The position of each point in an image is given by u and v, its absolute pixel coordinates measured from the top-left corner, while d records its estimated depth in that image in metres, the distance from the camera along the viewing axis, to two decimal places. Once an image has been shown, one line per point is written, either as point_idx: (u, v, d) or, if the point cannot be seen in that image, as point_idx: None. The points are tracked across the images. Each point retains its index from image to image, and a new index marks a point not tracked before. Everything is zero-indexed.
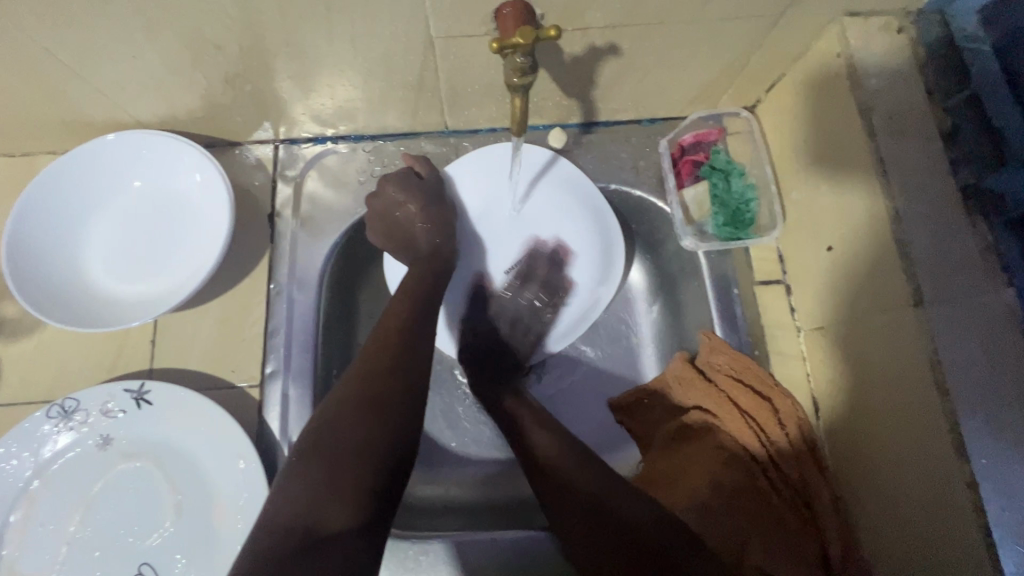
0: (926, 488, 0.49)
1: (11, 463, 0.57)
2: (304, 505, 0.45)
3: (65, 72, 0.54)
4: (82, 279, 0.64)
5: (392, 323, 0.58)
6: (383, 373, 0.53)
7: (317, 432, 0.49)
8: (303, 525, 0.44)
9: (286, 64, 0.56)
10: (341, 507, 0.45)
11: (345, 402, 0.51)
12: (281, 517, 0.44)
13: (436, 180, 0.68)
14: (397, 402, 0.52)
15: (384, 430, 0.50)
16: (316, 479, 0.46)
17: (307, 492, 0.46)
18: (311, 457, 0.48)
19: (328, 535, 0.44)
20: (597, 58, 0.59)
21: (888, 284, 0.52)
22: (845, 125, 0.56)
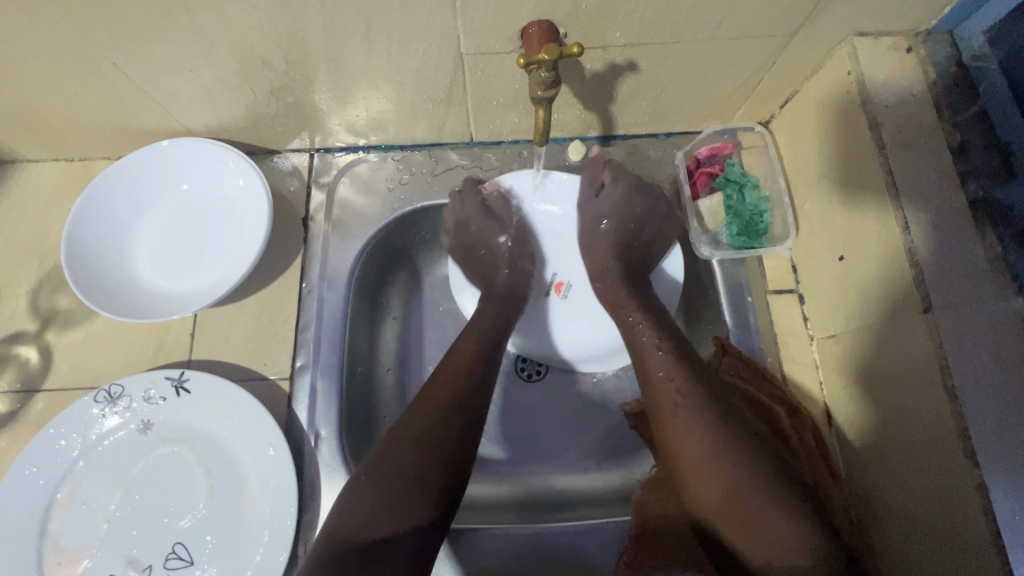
0: (936, 491, 0.50)
1: (60, 443, 0.61)
2: (368, 518, 0.49)
3: (127, 83, 0.59)
4: (131, 274, 0.69)
5: (465, 354, 0.62)
6: (451, 396, 0.57)
7: (388, 449, 0.53)
8: (369, 534, 0.48)
9: (326, 78, 0.61)
10: (401, 520, 0.49)
11: (416, 423, 0.55)
12: (348, 526, 0.49)
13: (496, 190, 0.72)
14: (459, 423, 0.56)
15: (445, 448, 0.54)
16: (380, 494, 0.50)
17: (374, 505, 0.50)
18: (377, 471, 0.52)
19: (385, 545, 0.48)
20: (616, 74, 0.62)
21: (900, 291, 0.54)
22: (857, 138, 0.58)
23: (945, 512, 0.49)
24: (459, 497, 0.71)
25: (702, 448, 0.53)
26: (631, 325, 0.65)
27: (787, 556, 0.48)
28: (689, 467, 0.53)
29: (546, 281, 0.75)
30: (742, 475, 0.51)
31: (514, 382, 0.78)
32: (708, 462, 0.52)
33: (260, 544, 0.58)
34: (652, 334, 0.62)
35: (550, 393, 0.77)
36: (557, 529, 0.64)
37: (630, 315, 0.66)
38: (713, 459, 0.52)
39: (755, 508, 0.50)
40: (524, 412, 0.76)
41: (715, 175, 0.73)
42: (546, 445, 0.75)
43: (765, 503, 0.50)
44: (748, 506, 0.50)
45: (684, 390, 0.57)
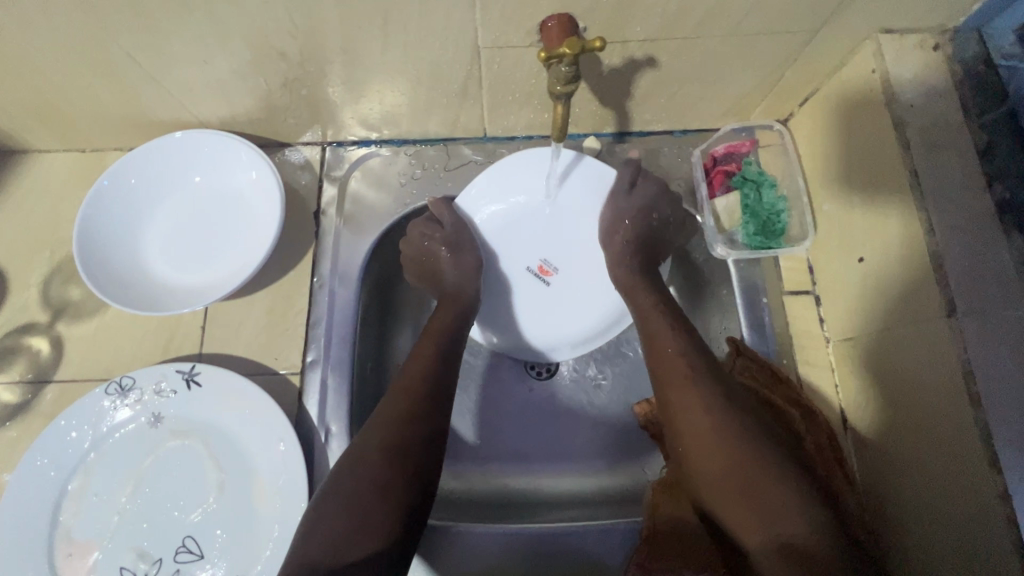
0: (959, 504, 0.49)
1: (72, 435, 0.61)
2: (332, 543, 0.47)
3: (142, 74, 0.59)
4: (143, 266, 0.68)
5: (414, 374, 0.59)
6: (409, 419, 0.55)
7: (349, 470, 0.51)
8: (329, 563, 0.46)
9: (341, 70, 0.60)
10: (365, 544, 0.48)
11: (378, 443, 0.53)
12: (310, 554, 0.46)
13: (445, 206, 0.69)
14: (423, 448, 0.54)
15: (406, 475, 0.52)
16: (343, 517, 0.48)
17: (335, 532, 0.47)
18: (337, 493, 0.50)
19: (350, 565, 0.46)
20: (635, 69, 0.61)
21: (922, 295, 0.53)
22: (880, 138, 0.57)
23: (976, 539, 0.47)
24: (467, 496, 0.71)
25: (705, 414, 0.52)
26: (647, 313, 0.63)
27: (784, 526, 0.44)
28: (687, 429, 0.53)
29: (531, 275, 0.71)
30: (741, 443, 0.49)
31: (523, 380, 0.77)
32: (706, 426, 0.51)
33: (270, 539, 0.58)
34: (662, 313, 0.62)
35: (560, 391, 0.76)
36: (568, 530, 0.63)
37: (641, 297, 0.65)
38: (714, 427, 0.51)
39: (746, 477, 0.47)
40: (533, 411, 0.76)
41: (732, 172, 0.71)
42: (554, 445, 0.74)
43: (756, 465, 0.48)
44: (744, 475, 0.48)
45: (694, 365, 0.56)
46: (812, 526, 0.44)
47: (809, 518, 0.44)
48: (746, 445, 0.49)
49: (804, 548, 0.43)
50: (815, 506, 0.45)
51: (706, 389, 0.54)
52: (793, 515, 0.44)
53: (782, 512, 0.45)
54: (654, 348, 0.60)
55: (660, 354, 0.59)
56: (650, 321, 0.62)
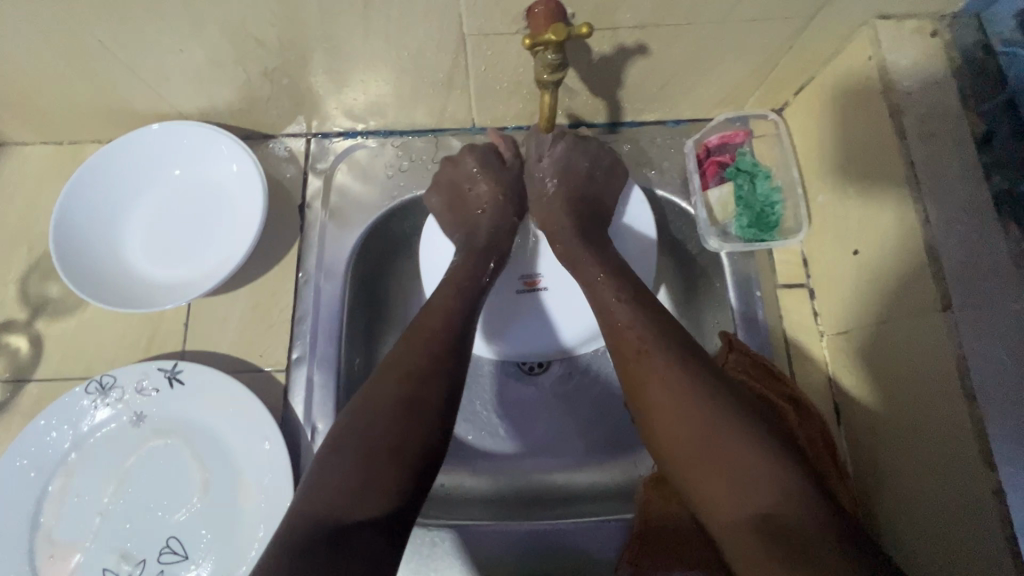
0: (953, 503, 0.48)
1: (51, 435, 0.60)
2: (340, 499, 0.46)
3: (115, 64, 0.57)
4: (123, 262, 0.67)
5: (429, 321, 0.58)
6: (425, 374, 0.54)
7: (358, 427, 0.51)
8: (336, 518, 0.45)
9: (323, 59, 0.58)
10: (374, 502, 0.47)
11: (390, 399, 0.52)
12: (316, 509, 0.46)
13: (471, 153, 0.69)
14: (437, 407, 0.53)
15: (419, 432, 0.51)
16: (352, 467, 0.48)
17: (342, 487, 0.47)
18: (348, 444, 0.49)
19: (357, 523, 0.45)
20: (626, 57, 0.59)
21: (918, 288, 0.52)
22: (876, 128, 0.56)
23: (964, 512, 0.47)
24: (458, 492, 0.70)
25: (667, 392, 0.51)
26: (593, 282, 0.61)
27: (756, 498, 0.44)
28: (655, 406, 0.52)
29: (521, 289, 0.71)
30: (711, 416, 0.49)
31: (515, 376, 0.76)
32: (674, 402, 0.50)
33: (255, 539, 0.57)
34: (608, 283, 0.60)
35: (551, 387, 0.76)
36: (560, 526, 0.62)
37: (590, 271, 0.62)
38: (681, 404, 0.50)
39: (717, 451, 0.47)
40: (523, 406, 0.75)
41: (726, 163, 0.70)
42: (545, 440, 0.73)
43: (725, 439, 0.47)
44: (714, 450, 0.47)
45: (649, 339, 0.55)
46: (790, 502, 0.43)
47: (780, 488, 0.44)
48: (713, 418, 0.48)
49: (777, 517, 0.43)
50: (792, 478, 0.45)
51: (669, 364, 0.52)
52: (768, 489, 0.44)
53: (757, 486, 0.45)
54: (608, 321, 0.58)
55: (615, 328, 0.57)
56: (599, 295, 0.60)
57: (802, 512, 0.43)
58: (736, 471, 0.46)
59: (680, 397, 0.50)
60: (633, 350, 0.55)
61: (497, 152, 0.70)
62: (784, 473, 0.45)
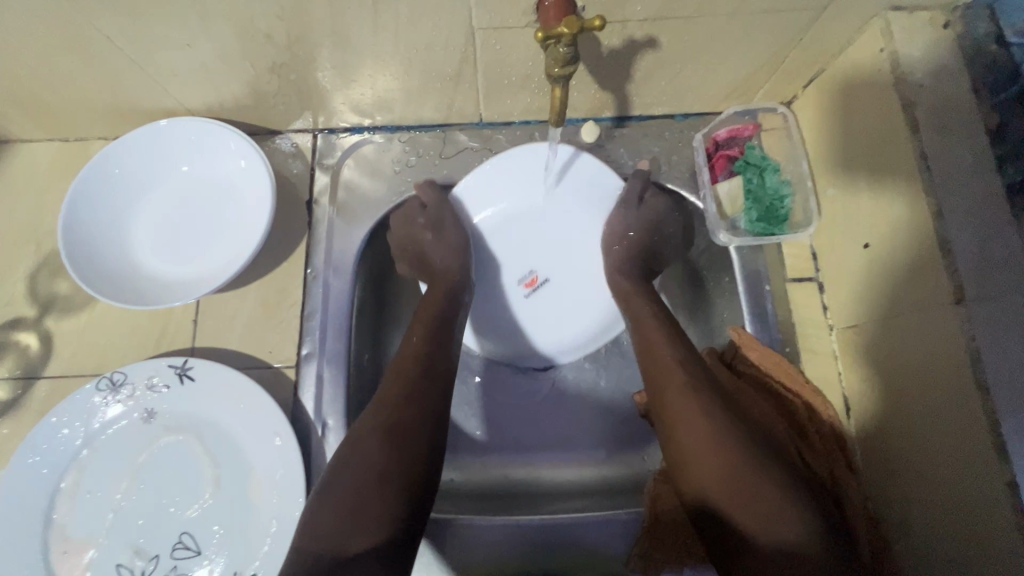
0: (966, 503, 0.48)
1: (63, 432, 0.60)
2: (337, 532, 0.46)
3: (123, 60, 0.57)
4: (132, 258, 0.67)
5: (417, 347, 0.59)
6: (411, 401, 0.55)
7: (347, 457, 0.51)
8: (335, 551, 0.45)
9: (330, 54, 0.58)
10: (366, 536, 0.46)
11: (376, 429, 0.52)
12: (317, 539, 0.45)
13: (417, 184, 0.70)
14: (425, 429, 0.53)
15: (409, 458, 0.51)
16: (346, 504, 0.47)
17: (336, 520, 0.47)
18: (341, 478, 0.49)
19: (354, 555, 0.45)
20: (635, 51, 0.59)
21: (930, 281, 0.52)
22: (887, 121, 0.56)
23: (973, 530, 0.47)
24: (465, 487, 0.70)
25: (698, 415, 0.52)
26: (639, 311, 0.63)
27: (777, 530, 0.44)
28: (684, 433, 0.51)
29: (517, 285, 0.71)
30: (741, 447, 0.49)
31: (523, 371, 0.76)
32: (706, 432, 0.50)
33: (267, 534, 0.57)
34: (652, 317, 0.62)
35: (560, 382, 0.76)
36: (569, 520, 0.62)
37: (627, 288, 0.66)
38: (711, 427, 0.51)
39: (743, 479, 0.47)
40: (532, 401, 0.75)
41: (735, 157, 0.70)
42: (554, 436, 0.74)
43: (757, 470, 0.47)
44: (739, 480, 0.47)
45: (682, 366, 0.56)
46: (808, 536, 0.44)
47: (803, 524, 0.44)
48: (741, 448, 0.49)
49: (797, 552, 0.43)
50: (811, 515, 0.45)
51: (707, 397, 0.53)
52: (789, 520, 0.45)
53: (781, 515, 0.45)
54: (648, 351, 0.59)
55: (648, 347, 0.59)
56: (644, 327, 0.61)
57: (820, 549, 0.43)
58: (762, 501, 0.46)
59: (712, 427, 0.50)
60: (665, 373, 0.56)
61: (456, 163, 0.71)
62: (806, 511, 0.45)
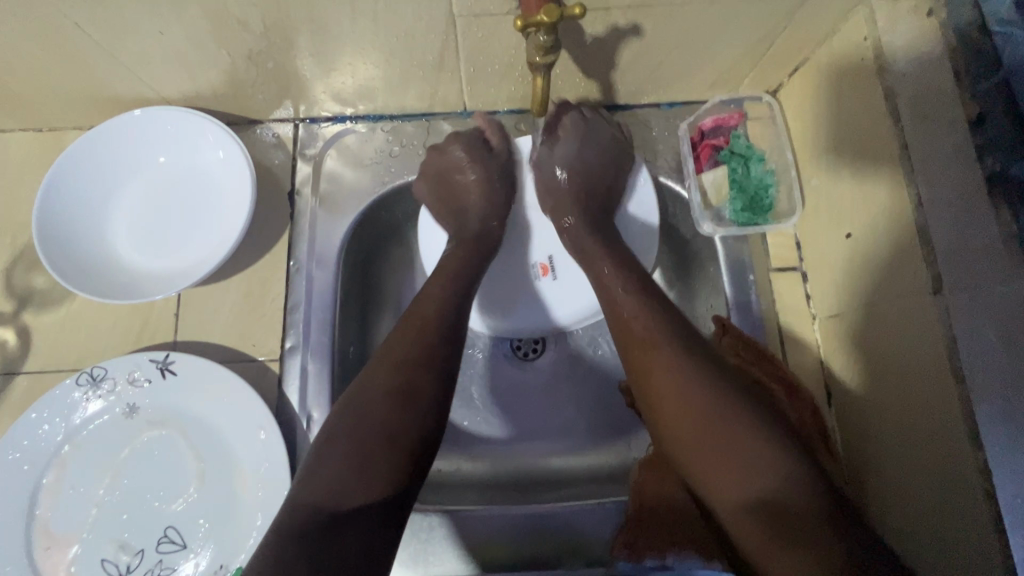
0: (941, 472, 0.49)
1: (43, 428, 0.59)
2: (332, 487, 0.47)
3: (93, 48, 0.55)
4: (110, 252, 0.65)
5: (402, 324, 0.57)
6: (417, 360, 0.54)
7: (344, 420, 0.50)
8: (329, 507, 0.46)
9: (309, 42, 0.56)
10: (364, 491, 0.47)
11: (375, 392, 0.52)
12: (311, 497, 0.46)
13: (457, 140, 0.69)
14: (419, 398, 0.52)
15: (409, 420, 0.51)
16: (342, 460, 0.48)
17: (331, 478, 0.47)
18: (340, 435, 0.49)
19: (347, 513, 0.46)
20: (619, 38, 0.58)
21: (910, 270, 0.52)
22: (871, 109, 0.56)
23: (961, 511, 0.47)
24: (454, 477, 0.71)
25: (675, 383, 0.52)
26: (600, 272, 0.62)
27: (757, 484, 0.46)
28: (659, 399, 0.52)
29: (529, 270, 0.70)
30: (714, 406, 0.49)
31: (512, 361, 0.76)
32: (681, 397, 0.51)
33: (253, 528, 0.57)
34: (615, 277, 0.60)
35: (548, 372, 0.76)
36: (552, 510, 0.63)
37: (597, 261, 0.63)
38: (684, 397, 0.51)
39: (720, 438, 0.48)
40: (520, 391, 0.75)
41: (721, 146, 0.69)
42: (540, 424, 0.74)
43: (729, 428, 0.48)
44: (717, 438, 0.48)
45: (660, 331, 0.55)
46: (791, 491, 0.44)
47: (780, 474, 0.45)
48: (714, 406, 0.49)
49: (778, 501, 0.44)
50: (796, 469, 0.46)
51: (679, 359, 0.53)
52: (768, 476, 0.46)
53: (758, 469, 0.46)
54: (613, 311, 0.59)
55: (620, 320, 0.58)
56: (607, 286, 0.60)
57: (802, 496, 0.44)
58: (739, 459, 0.47)
59: (683, 392, 0.51)
60: (632, 337, 0.56)
61: (482, 138, 0.70)
62: (784, 461, 0.46)
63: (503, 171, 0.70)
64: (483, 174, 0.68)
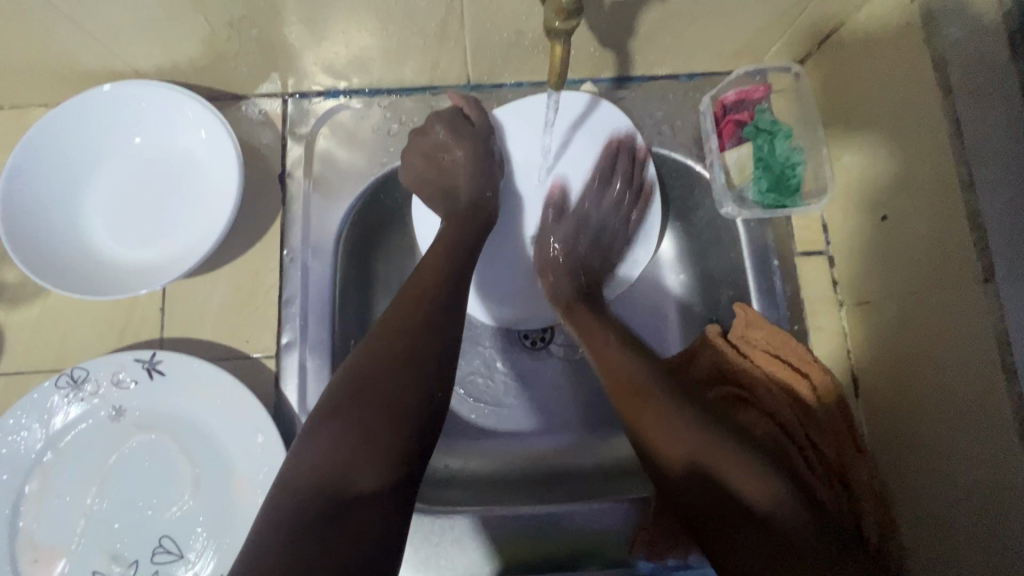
0: (978, 456, 0.47)
1: (21, 434, 0.55)
2: (333, 464, 0.43)
3: (52, 14, 0.49)
4: (86, 243, 0.60)
5: (399, 315, 0.52)
6: (421, 329, 0.50)
7: (343, 395, 0.46)
8: (333, 488, 0.42)
9: (297, 7, 0.50)
10: (370, 470, 0.43)
11: (379, 360, 0.48)
12: (309, 477, 0.43)
13: (437, 119, 0.63)
14: (432, 379, 0.48)
15: (416, 389, 0.47)
16: (344, 435, 0.44)
17: (331, 456, 0.43)
18: (339, 411, 0.45)
19: (355, 495, 0.42)
20: (642, 2, 0.53)
21: (956, 259, 0.48)
22: (916, 81, 0.51)
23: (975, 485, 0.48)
24: (464, 474, 0.68)
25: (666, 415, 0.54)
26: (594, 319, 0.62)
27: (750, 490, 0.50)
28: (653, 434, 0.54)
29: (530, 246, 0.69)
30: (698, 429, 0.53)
31: (519, 352, 0.72)
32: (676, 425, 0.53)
33: None
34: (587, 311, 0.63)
35: (558, 362, 0.72)
36: (569, 509, 0.60)
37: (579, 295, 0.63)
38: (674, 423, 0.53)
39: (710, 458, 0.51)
40: (531, 383, 0.71)
41: (744, 122, 0.64)
42: (553, 418, 0.71)
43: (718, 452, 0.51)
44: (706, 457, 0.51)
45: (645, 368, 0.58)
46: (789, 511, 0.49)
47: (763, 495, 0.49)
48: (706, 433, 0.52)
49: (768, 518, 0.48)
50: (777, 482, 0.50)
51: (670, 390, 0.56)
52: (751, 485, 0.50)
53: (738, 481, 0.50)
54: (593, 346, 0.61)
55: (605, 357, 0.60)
56: (582, 324, 0.63)
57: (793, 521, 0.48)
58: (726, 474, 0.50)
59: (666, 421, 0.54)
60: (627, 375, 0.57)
61: (462, 114, 0.64)
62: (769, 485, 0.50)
63: (487, 145, 0.64)
64: (468, 150, 0.63)
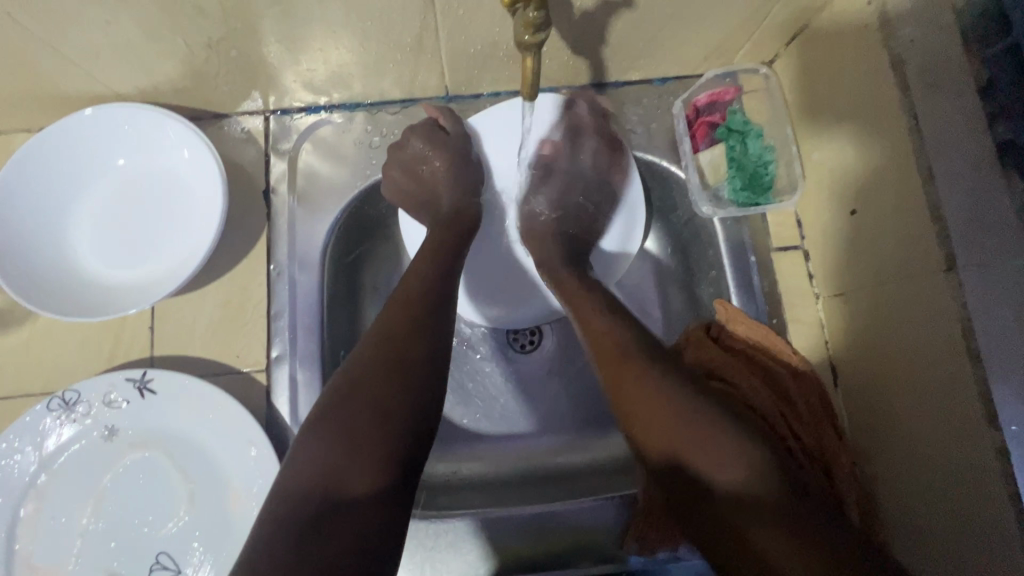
0: (952, 441, 0.49)
1: (15, 458, 0.55)
2: (325, 470, 0.44)
3: (33, 43, 0.50)
4: (72, 266, 0.61)
5: (386, 323, 0.53)
6: (408, 336, 0.52)
7: (334, 403, 0.47)
8: (330, 491, 0.43)
9: (273, 27, 0.51)
10: (363, 475, 0.44)
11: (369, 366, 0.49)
12: (302, 484, 0.43)
13: (414, 132, 0.65)
14: (421, 384, 0.49)
15: (406, 394, 0.48)
16: (334, 444, 0.45)
17: (325, 461, 0.44)
18: (329, 421, 0.46)
19: (348, 500, 0.43)
20: (611, 12, 0.54)
21: (919, 250, 0.50)
22: (877, 79, 0.53)
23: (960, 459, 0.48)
24: (458, 477, 0.69)
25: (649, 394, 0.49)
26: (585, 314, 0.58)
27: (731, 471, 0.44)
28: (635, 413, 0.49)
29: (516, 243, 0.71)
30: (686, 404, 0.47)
31: (508, 356, 0.74)
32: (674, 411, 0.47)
33: None
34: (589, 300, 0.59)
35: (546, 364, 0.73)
36: (564, 508, 0.61)
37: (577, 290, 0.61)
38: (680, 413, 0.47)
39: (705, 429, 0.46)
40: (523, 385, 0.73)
41: (716, 123, 0.66)
42: (547, 419, 0.72)
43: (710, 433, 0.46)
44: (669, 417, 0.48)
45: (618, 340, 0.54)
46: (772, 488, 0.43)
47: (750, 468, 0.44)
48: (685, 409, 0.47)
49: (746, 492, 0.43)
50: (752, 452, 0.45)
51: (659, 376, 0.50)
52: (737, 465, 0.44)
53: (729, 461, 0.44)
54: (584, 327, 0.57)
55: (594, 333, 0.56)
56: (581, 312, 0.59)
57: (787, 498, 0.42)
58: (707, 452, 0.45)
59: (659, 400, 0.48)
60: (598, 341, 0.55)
61: (438, 125, 0.66)
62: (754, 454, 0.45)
63: (465, 150, 0.66)
64: (448, 160, 0.65)
